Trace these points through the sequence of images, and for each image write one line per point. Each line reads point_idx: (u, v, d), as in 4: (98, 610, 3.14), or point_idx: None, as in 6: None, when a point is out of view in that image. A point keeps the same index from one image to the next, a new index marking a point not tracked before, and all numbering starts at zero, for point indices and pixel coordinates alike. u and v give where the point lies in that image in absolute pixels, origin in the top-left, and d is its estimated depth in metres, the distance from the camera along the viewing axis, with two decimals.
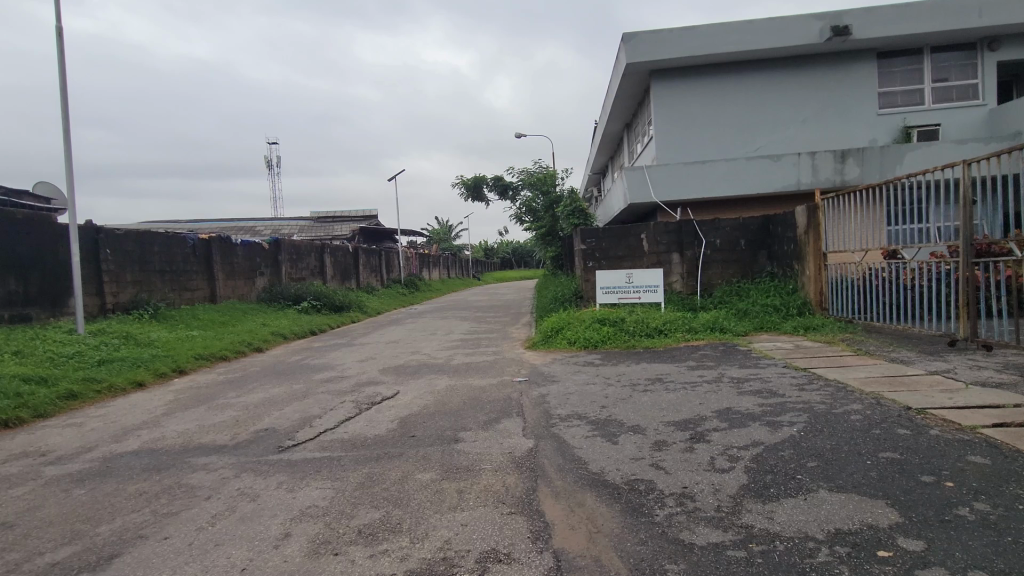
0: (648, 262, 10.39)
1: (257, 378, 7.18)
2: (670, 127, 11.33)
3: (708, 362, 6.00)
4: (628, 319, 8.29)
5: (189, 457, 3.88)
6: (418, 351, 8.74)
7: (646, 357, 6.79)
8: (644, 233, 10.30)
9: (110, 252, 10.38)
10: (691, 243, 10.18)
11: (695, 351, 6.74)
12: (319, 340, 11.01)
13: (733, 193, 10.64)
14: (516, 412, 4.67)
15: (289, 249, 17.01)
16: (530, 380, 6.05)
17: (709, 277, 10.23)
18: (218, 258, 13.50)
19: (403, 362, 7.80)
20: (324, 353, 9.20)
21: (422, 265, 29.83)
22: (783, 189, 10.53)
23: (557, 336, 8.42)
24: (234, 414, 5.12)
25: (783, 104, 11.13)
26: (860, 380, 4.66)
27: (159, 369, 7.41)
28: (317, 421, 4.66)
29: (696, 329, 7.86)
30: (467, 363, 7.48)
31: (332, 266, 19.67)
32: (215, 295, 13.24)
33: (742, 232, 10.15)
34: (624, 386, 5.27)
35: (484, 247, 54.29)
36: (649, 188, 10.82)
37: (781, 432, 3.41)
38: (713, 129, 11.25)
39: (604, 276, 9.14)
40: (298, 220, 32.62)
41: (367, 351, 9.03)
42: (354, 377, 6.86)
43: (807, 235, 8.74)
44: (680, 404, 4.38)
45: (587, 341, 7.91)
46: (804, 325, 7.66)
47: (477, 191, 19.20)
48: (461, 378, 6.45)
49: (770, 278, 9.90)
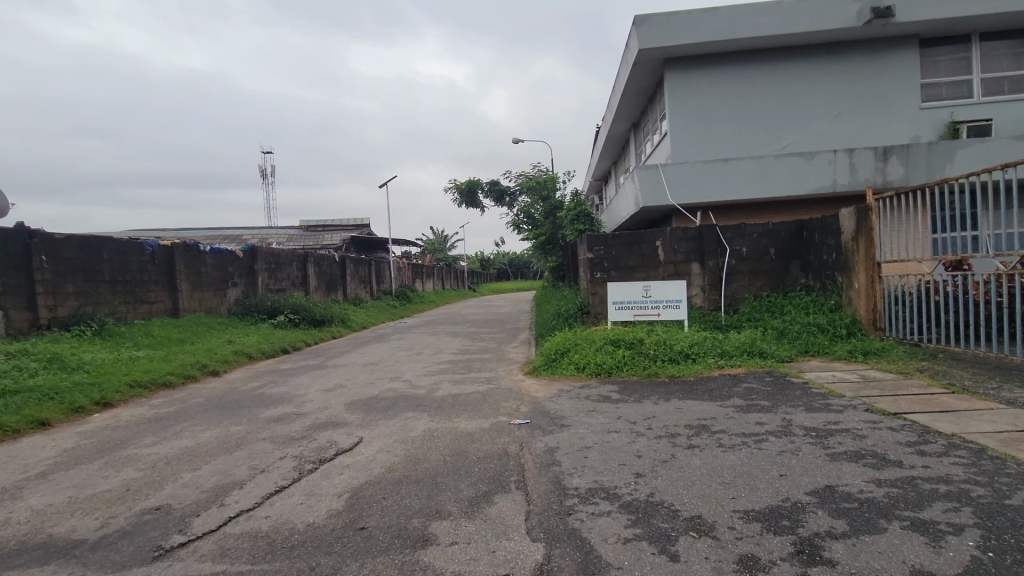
0: (664, 274, 9.13)
1: (192, 415, 5.79)
2: (686, 121, 10.06)
3: (760, 401, 4.67)
4: (647, 340, 6.96)
5: (9, 570, 2.51)
6: (398, 378, 7.38)
7: (677, 390, 5.45)
8: (659, 240, 9.09)
9: (47, 259, 9.03)
10: (714, 252, 8.92)
11: (738, 384, 5.41)
12: (288, 361, 9.61)
13: (759, 196, 9.37)
14: (516, 479, 3.33)
15: (267, 258, 15.64)
16: (532, 423, 4.69)
17: (734, 290, 8.94)
18: (182, 267, 12.12)
19: (378, 393, 6.43)
20: (287, 379, 7.81)
21: (415, 276, 28.45)
22: (817, 191, 9.26)
23: (561, 360, 7.11)
24: (130, 477, 3.75)
25: (813, 97, 9.87)
26: (998, 438, 3.33)
27: (76, 402, 6.03)
28: (233, 496, 3.30)
29: (730, 354, 6.55)
30: (454, 396, 6.10)
31: (315, 277, 18.29)
32: (177, 308, 11.86)
33: (772, 239, 8.88)
34: (660, 438, 3.92)
35: (481, 259, 52.89)
36: (664, 190, 9.52)
37: (953, 552, 2.09)
38: (735, 125, 9.99)
39: (617, 288, 7.78)
40: (287, 228, 31.23)
41: (338, 377, 7.66)
42: (312, 414, 5.49)
43: (856, 242, 7.37)
44: (752, 475, 3.05)
45: (598, 367, 6.59)
46: (861, 350, 6.35)
47: (472, 196, 17.93)
48: (445, 418, 5.09)
49: (805, 292, 8.62)
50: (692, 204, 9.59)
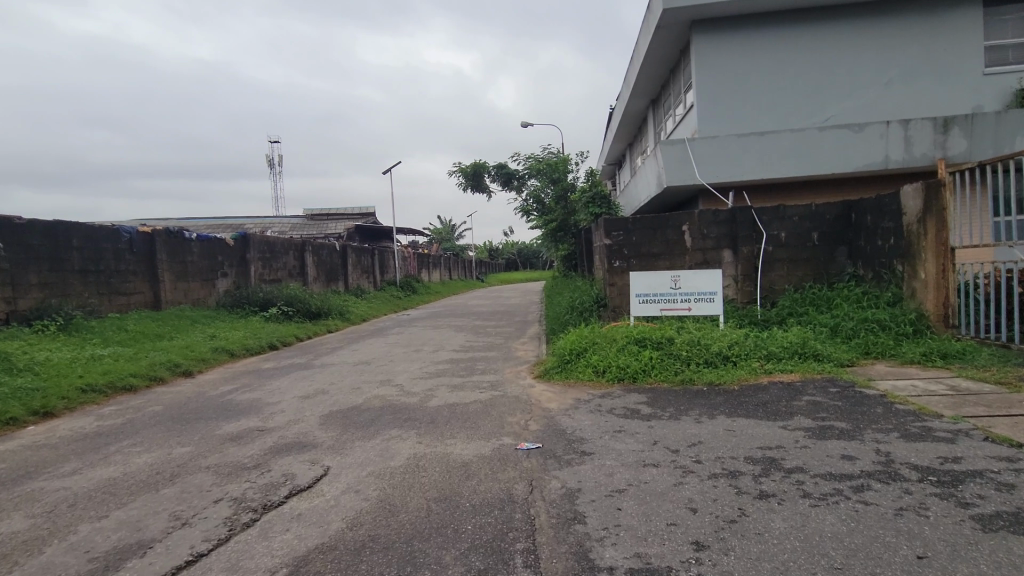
0: (691, 262, 8.14)
1: (140, 429, 4.88)
2: (716, 91, 8.95)
3: (835, 423, 3.68)
4: (678, 339, 5.95)
5: None
6: (389, 382, 6.42)
7: (721, 405, 4.45)
8: (687, 225, 8.11)
9: (6, 246, 8.13)
10: (748, 239, 7.96)
11: (797, 397, 4.40)
12: (272, 360, 8.69)
13: (799, 174, 8.29)
14: (524, 548, 2.36)
15: (261, 246, 14.74)
16: (544, 449, 3.72)
17: (771, 281, 7.96)
18: (164, 256, 11.22)
19: (361, 402, 5.47)
20: (265, 381, 6.88)
21: (421, 267, 27.51)
22: (867, 168, 8.16)
23: (575, 361, 6.13)
24: (11, 531, 2.83)
25: (861, 63, 8.72)
26: None
27: (8, 412, 5.13)
28: (125, 573, 2.35)
29: (777, 356, 5.55)
30: (451, 407, 5.12)
31: (314, 266, 17.40)
32: (159, 300, 10.99)
33: (815, 223, 7.85)
34: (717, 477, 2.96)
35: (489, 249, 51.89)
36: (691, 167, 8.45)
37: None
38: (772, 94, 8.88)
39: (641, 279, 6.72)
40: (290, 217, 30.34)
41: (320, 380, 6.72)
42: (279, 430, 4.56)
43: (922, 224, 6.30)
44: (877, 559, 2.04)
45: (621, 371, 5.62)
46: (936, 352, 5.33)
47: (478, 180, 16.88)
48: (437, 438, 4.15)
49: (855, 283, 7.58)
50: (723, 183, 8.53)
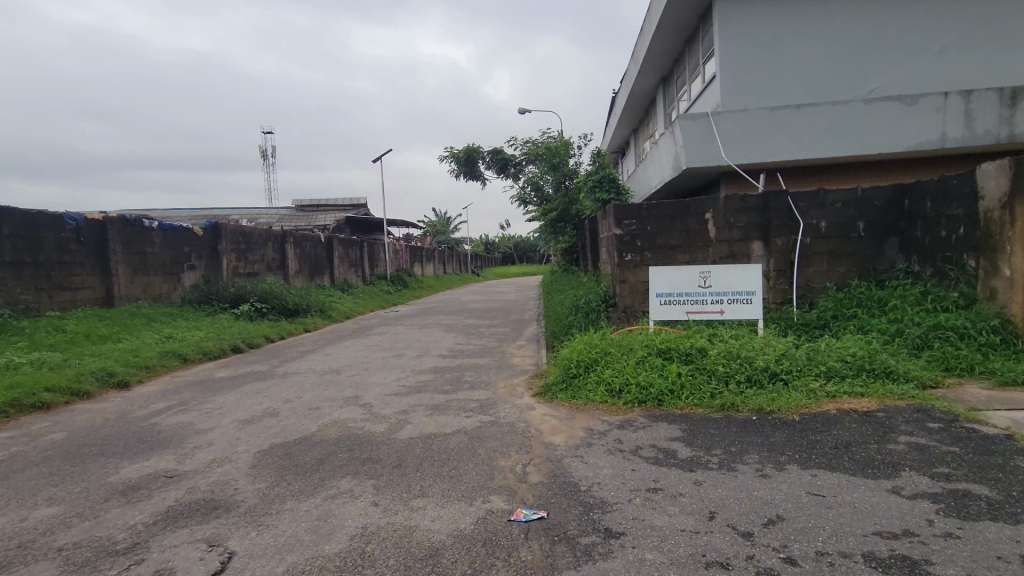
0: (715, 255, 7.02)
1: (15, 468, 3.72)
2: (743, 59, 7.76)
3: (971, 490, 2.54)
4: (712, 350, 4.81)
5: None
6: (356, 399, 5.26)
7: (785, 447, 3.29)
8: (710, 212, 6.99)
9: None
10: (783, 229, 6.84)
11: (889, 438, 3.26)
12: (230, 366, 7.52)
13: (840, 154, 7.15)
14: None
15: (234, 236, 13.51)
16: (549, 522, 2.59)
17: (808, 278, 6.84)
18: (118, 246, 10.02)
19: (314, 430, 4.31)
20: (209, 397, 5.69)
21: (414, 261, 26.33)
22: (920, 147, 7.03)
23: (584, 376, 5.00)
24: None
25: (910, 26, 7.54)
26: None
27: None
28: None
29: (840, 373, 4.41)
30: (426, 441, 3.95)
31: (296, 259, 16.19)
32: (111, 296, 9.80)
33: (862, 210, 6.71)
34: None
35: (484, 243, 50.63)
36: (716, 146, 7.28)
37: None
38: (807, 63, 7.71)
39: (662, 275, 5.56)
40: (277, 209, 29.04)
41: (275, 396, 5.55)
42: (192, 477, 3.39)
43: (1008, 210, 5.16)
44: None
45: (642, 392, 4.50)
46: None
47: (471, 166, 15.68)
48: (399, 495, 2.99)
49: (909, 281, 6.46)
50: (752, 165, 7.38)
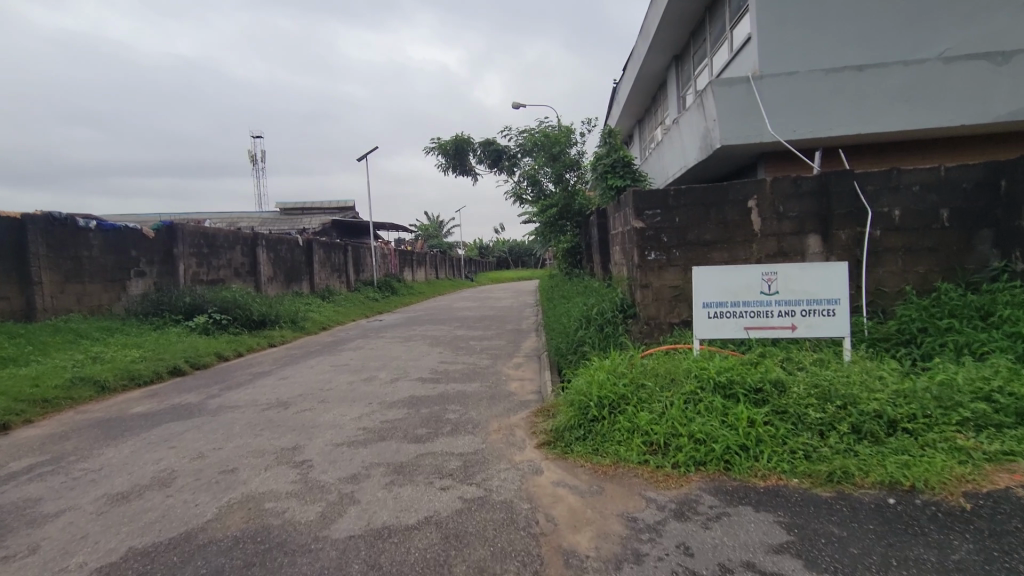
0: (761, 253, 5.61)
1: None
2: (785, 14, 6.37)
3: None
4: (792, 383, 3.37)
5: None
6: (292, 454, 3.79)
7: None
8: (755, 199, 5.57)
9: None
10: (847, 219, 5.42)
11: None
12: (158, 397, 6.02)
13: (912, 126, 5.75)
14: None
15: (195, 239, 12.00)
16: None
17: (878, 280, 5.42)
18: (43, 250, 8.51)
19: (208, 517, 2.84)
20: (99, 449, 4.20)
21: (404, 265, 24.87)
22: (1011, 117, 5.65)
23: (609, 419, 3.54)
24: None
25: None
26: None
27: None
28: None
29: (996, 424, 2.98)
30: (370, 542, 2.49)
31: (268, 264, 14.68)
32: (34, 309, 8.29)
33: (947, 195, 5.30)
34: None
35: (479, 246, 49.13)
36: (759, 117, 5.87)
37: None
38: (863, 19, 6.34)
39: (709, 279, 4.14)
40: (258, 212, 27.54)
41: (184, 448, 4.05)
42: None
43: None
44: None
45: (698, 449, 3.06)
46: None
47: (460, 159, 14.28)
48: None
49: (1014, 283, 5.05)
50: (802, 142, 5.99)
